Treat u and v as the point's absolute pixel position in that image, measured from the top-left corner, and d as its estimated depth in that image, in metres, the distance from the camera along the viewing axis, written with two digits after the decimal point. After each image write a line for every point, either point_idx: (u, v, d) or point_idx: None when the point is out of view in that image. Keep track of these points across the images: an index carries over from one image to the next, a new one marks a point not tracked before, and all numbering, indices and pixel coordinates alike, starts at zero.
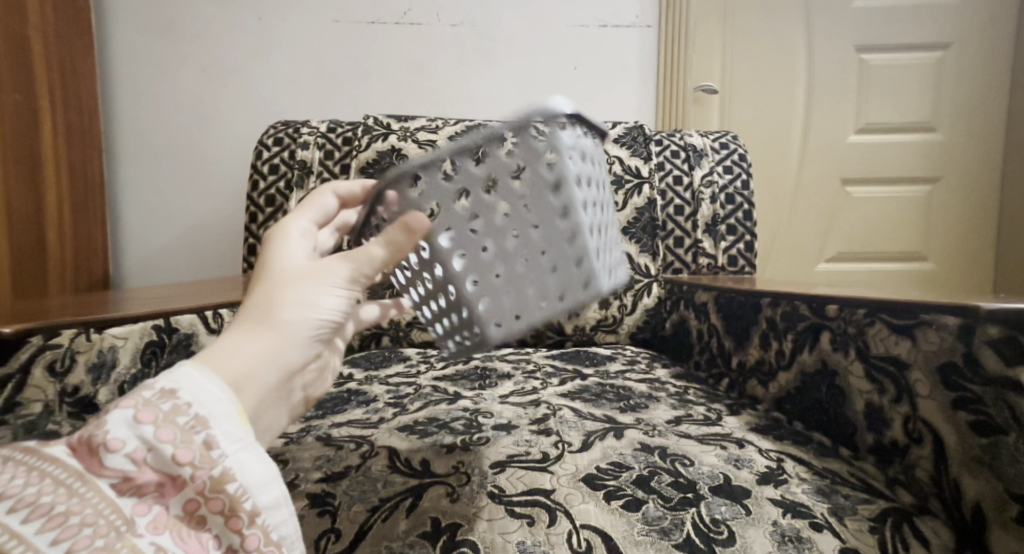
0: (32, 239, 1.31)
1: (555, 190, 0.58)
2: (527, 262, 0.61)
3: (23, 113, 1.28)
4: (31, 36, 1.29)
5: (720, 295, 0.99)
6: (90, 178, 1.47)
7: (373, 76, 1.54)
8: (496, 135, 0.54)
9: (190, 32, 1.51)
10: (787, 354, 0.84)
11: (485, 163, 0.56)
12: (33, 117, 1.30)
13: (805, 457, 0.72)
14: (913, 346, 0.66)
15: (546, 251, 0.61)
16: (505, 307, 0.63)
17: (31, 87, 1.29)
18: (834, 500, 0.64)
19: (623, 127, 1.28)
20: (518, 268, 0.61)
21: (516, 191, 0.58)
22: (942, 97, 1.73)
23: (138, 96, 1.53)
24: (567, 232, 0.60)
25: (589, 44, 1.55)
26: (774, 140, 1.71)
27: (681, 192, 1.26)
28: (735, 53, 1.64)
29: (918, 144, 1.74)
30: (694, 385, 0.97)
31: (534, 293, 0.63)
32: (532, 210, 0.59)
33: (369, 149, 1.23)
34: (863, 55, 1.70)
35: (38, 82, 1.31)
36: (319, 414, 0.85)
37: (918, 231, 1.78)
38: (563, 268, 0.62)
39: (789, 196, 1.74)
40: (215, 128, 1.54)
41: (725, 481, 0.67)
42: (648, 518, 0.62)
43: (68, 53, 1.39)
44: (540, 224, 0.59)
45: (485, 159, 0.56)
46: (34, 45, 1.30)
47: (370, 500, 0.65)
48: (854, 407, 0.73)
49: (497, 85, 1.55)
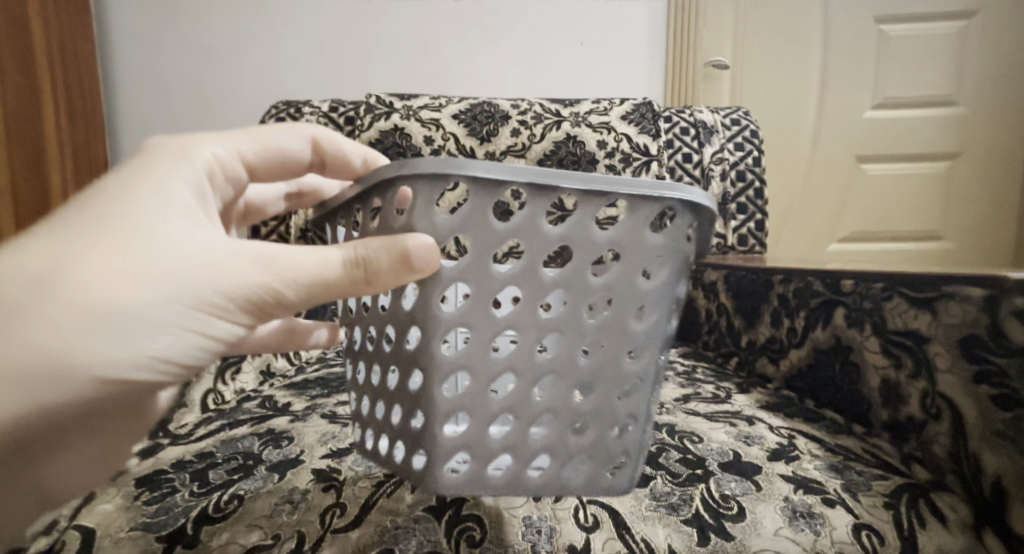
0: (39, 223, 1.31)
1: (634, 312, 0.52)
2: (554, 388, 0.52)
3: (24, 97, 1.27)
4: (28, 18, 1.26)
5: (730, 273, 0.98)
6: (95, 163, 1.45)
7: (377, 55, 1.52)
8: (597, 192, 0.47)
9: (192, 12, 1.49)
10: (799, 331, 0.82)
11: (562, 225, 0.48)
12: (37, 100, 1.29)
13: (817, 434, 0.71)
14: (933, 319, 0.63)
15: (581, 386, 0.52)
16: (488, 443, 0.51)
17: (30, 70, 1.27)
18: (847, 477, 0.63)
19: (631, 104, 1.26)
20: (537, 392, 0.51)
21: (587, 283, 0.49)
22: (964, 71, 1.69)
23: (142, 80, 1.51)
24: (616, 380, 0.53)
25: (598, 18, 1.52)
26: (787, 117, 1.68)
27: (690, 169, 1.23)
28: (748, 26, 1.61)
29: (935, 119, 1.71)
30: (702, 364, 0.96)
31: (540, 440, 0.53)
32: (593, 324, 0.51)
33: (371, 129, 1.20)
34: (881, 26, 1.66)
35: (37, 65, 1.29)
36: (325, 392, 0.84)
37: (938, 208, 1.75)
38: (591, 422, 0.53)
39: (802, 172, 1.71)
40: (218, 109, 1.53)
41: (735, 457, 0.66)
42: (655, 494, 0.62)
43: (69, 36, 1.37)
44: (592, 348, 0.51)
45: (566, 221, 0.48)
46: (32, 27, 1.27)
47: (375, 476, 0.64)
48: (870, 383, 0.71)
49: (504, 64, 1.53)
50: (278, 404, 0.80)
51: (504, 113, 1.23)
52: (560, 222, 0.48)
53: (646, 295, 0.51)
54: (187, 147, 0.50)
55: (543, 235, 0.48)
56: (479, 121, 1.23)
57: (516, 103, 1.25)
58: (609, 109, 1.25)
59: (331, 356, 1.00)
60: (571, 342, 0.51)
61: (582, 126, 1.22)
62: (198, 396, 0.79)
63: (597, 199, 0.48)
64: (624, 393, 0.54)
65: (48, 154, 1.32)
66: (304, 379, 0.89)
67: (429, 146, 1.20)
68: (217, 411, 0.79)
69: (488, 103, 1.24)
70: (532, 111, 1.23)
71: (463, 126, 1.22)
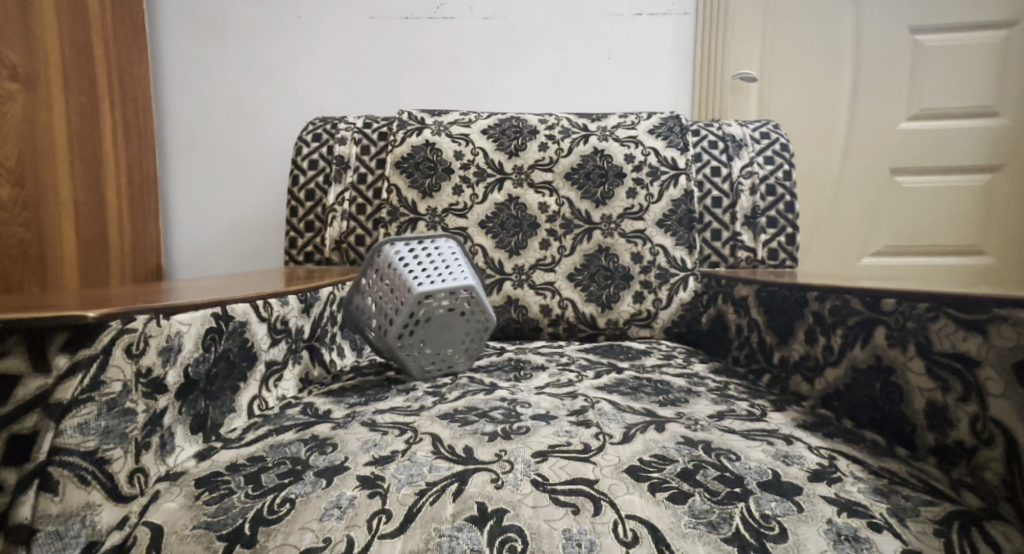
0: (97, 234, 1.35)
1: (449, 271, 0.91)
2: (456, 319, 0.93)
3: (87, 115, 1.33)
4: (93, 43, 1.33)
5: (762, 289, 0.97)
6: (147, 175, 1.49)
7: (406, 69, 1.53)
8: (417, 237, 0.92)
9: (236, 32, 1.53)
10: (836, 349, 0.81)
11: (403, 253, 0.90)
12: (95, 117, 1.34)
13: (858, 456, 0.70)
14: (984, 341, 0.64)
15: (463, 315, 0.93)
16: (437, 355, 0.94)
17: (94, 91, 1.34)
18: (894, 501, 0.63)
19: (659, 117, 1.26)
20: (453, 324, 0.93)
21: (426, 263, 0.90)
22: (1006, 82, 1.67)
23: (186, 96, 1.55)
24: (466, 292, 0.91)
25: (624, 33, 1.53)
26: (818, 134, 1.67)
27: (719, 183, 1.23)
28: (777, 42, 1.61)
29: (975, 131, 1.69)
30: (734, 380, 0.94)
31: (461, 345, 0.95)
32: (439, 270, 0.90)
33: (403, 144, 1.22)
34: (916, 35, 1.65)
35: (99, 86, 1.35)
36: (361, 400, 0.85)
37: (977, 223, 1.72)
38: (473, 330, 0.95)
39: (833, 188, 1.69)
40: (256, 126, 1.55)
41: (774, 477, 0.66)
42: (695, 511, 0.61)
43: (127, 55, 1.42)
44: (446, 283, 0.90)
45: (401, 252, 0.90)
46: (97, 50, 1.34)
47: (417, 484, 0.65)
48: (914, 405, 0.71)
49: (529, 80, 1.54)
50: (319, 411, 0.81)
51: (532, 127, 1.23)
52: (397, 251, 0.91)
53: (428, 254, 0.91)
54: (380, 269, 0.91)
55: (396, 258, 0.90)
56: (507, 136, 1.23)
57: (543, 117, 1.25)
58: (636, 123, 1.25)
59: (364, 366, 1.00)
60: (447, 305, 0.91)
61: (609, 140, 1.23)
62: (245, 400, 0.78)
63: (416, 239, 0.92)
64: (468, 300, 0.92)
65: (105, 169, 1.37)
66: (340, 387, 0.90)
67: (458, 160, 1.21)
68: (263, 418, 0.79)
69: (516, 118, 1.24)
70: (559, 125, 1.24)
71: (492, 141, 1.22)
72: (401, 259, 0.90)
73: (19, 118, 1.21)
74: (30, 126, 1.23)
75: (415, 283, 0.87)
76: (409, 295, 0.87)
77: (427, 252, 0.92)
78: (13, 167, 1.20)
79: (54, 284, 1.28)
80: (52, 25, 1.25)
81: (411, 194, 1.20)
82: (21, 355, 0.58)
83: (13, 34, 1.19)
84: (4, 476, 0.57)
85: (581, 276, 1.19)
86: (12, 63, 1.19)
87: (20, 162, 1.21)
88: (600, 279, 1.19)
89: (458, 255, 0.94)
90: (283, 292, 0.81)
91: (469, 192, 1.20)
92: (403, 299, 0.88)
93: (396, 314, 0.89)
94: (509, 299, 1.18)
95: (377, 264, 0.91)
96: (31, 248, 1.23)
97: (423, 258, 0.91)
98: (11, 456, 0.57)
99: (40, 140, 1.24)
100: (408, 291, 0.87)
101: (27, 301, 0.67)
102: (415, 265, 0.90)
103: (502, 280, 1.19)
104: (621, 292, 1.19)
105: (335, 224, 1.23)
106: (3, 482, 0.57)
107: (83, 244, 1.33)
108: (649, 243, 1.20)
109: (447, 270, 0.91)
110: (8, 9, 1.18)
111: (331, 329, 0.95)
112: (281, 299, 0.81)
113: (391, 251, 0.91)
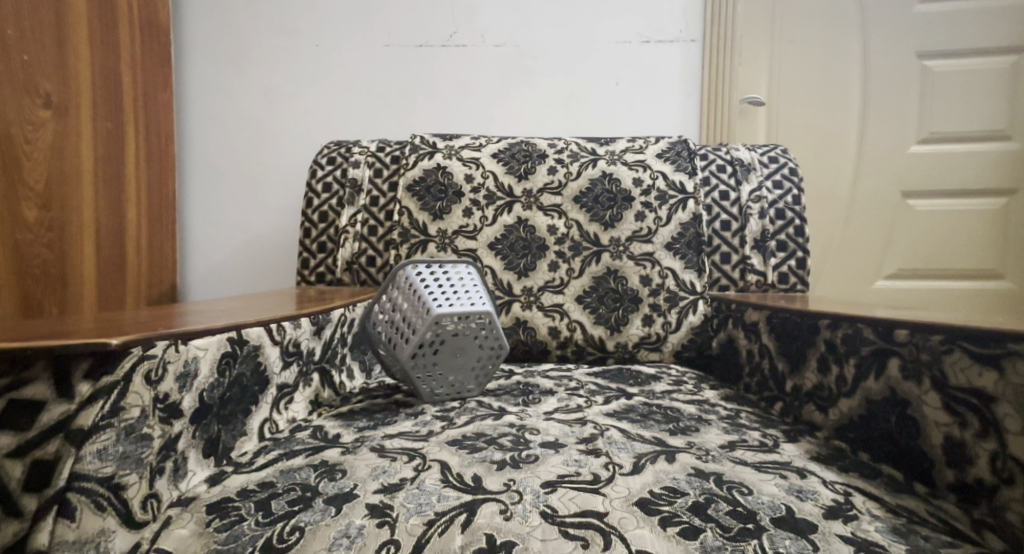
0: (115, 254, 1.36)
1: (470, 297, 0.92)
2: (472, 346, 0.93)
3: (112, 139, 1.35)
4: (121, 70, 1.36)
5: (773, 315, 0.96)
6: (166, 197, 1.51)
7: (418, 93, 1.55)
8: (443, 261, 0.93)
9: (256, 58, 1.55)
10: (849, 380, 0.80)
11: (426, 275, 0.92)
12: (120, 142, 1.37)
13: (875, 492, 0.69)
14: (1000, 378, 0.64)
15: (478, 342, 0.93)
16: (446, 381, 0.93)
17: (119, 116, 1.36)
18: (912, 541, 0.61)
19: (667, 142, 1.26)
20: (468, 350, 0.93)
21: (448, 286, 0.91)
22: (1017, 105, 1.66)
23: (206, 120, 1.57)
24: (484, 320, 0.92)
25: (634, 60, 1.54)
26: (832, 160, 1.66)
27: (728, 208, 1.22)
28: (787, 70, 1.62)
29: (989, 154, 1.67)
30: (746, 408, 0.93)
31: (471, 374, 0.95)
32: (461, 296, 0.91)
33: (416, 168, 1.23)
34: (925, 62, 1.65)
35: (124, 111, 1.38)
36: (370, 424, 0.84)
37: (993, 246, 1.70)
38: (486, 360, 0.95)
39: (844, 211, 1.69)
40: (272, 149, 1.56)
41: (788, 512, 0.64)
42: (707, 548, 0.60)
43: (152, 81, 1.45)
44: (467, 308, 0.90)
45: (424, 274, 0.92)
46: (124, 77, 1.37)
47: (426, 514, 0.64)
48: (931, 440, 0.70)
49: (538, 104, 1.55)
50: (328, 435, 0.80)
51: (541, 151, 1.24)
52: (421, 274, 0.92)
53: (452, 279, 0.93)
54: (399, 288, 0.92)
55: (419, 279, 0.91)
56: (517, 160, 1.23)
57: (552, 141, 1.26)
58: (645, 147, 1.25)
59: (373, 388, 1.00)
60: (466, 330, 0.91)
61: (618, 164, 1.23)
62: (256, 424, 0.77)
63: (441, 263, 0.93)
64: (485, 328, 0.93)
65: (127, 191, 1.39)
66: (348, 410, 0.90)
67: (468, 184, 1.21)
68: (273, 441, 0.78)
69: (527, 142, 1.25)
70: (568, 149, 1.24)
71: (501, 165, 1.23)
72: (424, 281, 0.91)
73: (49, 143, 1.23)
74: (60, 152, 1.25)
75: (437, 305, 0.88)
76: (426, 316, 0.88)
77: (451, 277, 0.93)
78: (42, 190, 1.22)
79: (73, 304, 1.30)
80: (84, 54, 1.28)
81: (422, 216, 1.21)
82: (45, 381, 0.58)
83: (48, 64, 1.22)
84: (25, 503, 0.57)
85: (590, 299, 1.19)
86: (47, 92, 1.22)
87: (49, 186, 1.23)
88: (609, 301, 1.18)
89: (482, 287, 0.95)
90: (297, 316, 0.81)
91: (478, 214, 1.20)
92: (421, 318, 0.88)
93: (412, 335, 0.89)
94: (517, 321, 1.18)
95: (397, 283, 0.92)
96: (52, 269, 1.25)
97: (446, 282, 0.92)
98: (32, 483, 0.58)
99: (68, 165, 1.27)
100: (427, 312, 0.88)
101: (46, 324, 0.67)
102: (437, 287, 0.90)
103: (511, 302, 1.18)
104: (631, 315, 1.18)
105: (347, 245, 1.24)
106: (23, 508, 0.57)
107: (101, 265, 1.34)
108: (658, 267, 1.19)
109: (471, 296, 0.92)
110: (44, 40, 1.21)
111: (341, 351, 0.95)
112: (294, 322, 0.80)
113: (415, 273, 0.92)
